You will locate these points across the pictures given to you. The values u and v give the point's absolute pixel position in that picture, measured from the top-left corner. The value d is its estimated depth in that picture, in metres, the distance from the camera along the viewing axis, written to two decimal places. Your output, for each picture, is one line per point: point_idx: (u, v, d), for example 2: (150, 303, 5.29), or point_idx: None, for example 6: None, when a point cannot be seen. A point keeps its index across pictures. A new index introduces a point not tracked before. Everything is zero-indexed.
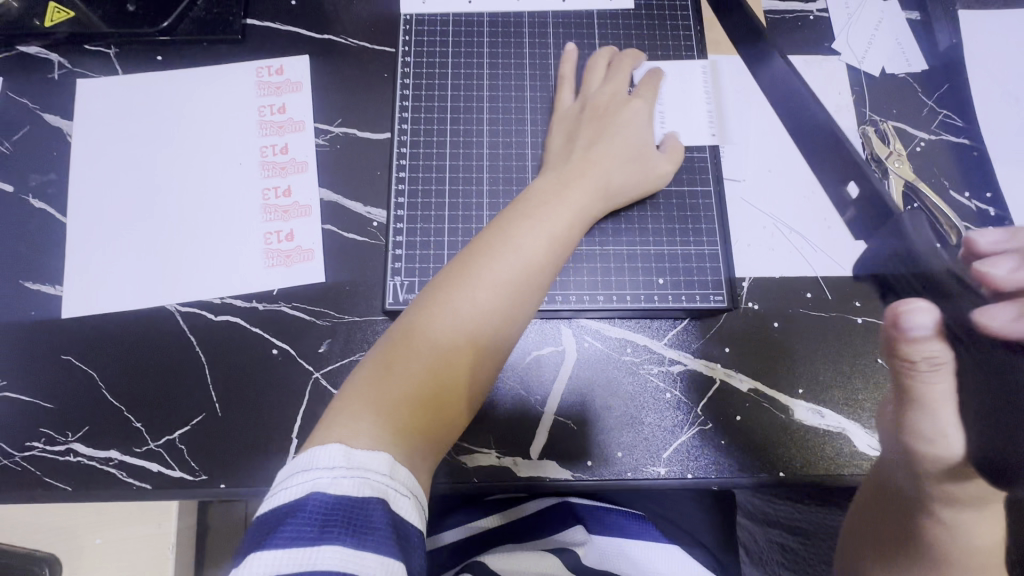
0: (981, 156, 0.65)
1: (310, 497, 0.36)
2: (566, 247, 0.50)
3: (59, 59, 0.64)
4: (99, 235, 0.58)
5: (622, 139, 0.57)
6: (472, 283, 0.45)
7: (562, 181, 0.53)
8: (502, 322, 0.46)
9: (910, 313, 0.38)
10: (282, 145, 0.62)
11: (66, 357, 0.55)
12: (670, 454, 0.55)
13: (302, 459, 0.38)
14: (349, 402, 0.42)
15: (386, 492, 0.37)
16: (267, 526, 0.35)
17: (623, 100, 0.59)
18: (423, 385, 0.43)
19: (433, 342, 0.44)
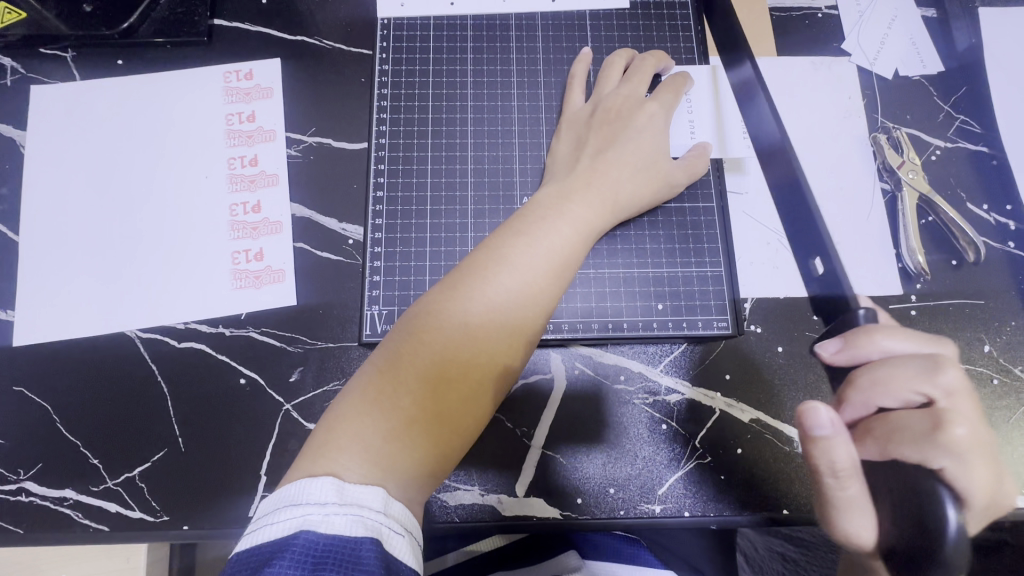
0: (1000, 165, 0.60)
1: (299, 535, 0.33)
2: (572, 262, 0.46)
3: (12, 63, 0.60)
4: (54, 255, 0.54)
5: (636, 147, 0.52)
6: (468, 301, 0.42)
7: (566, 191, 0.49)
8: (498, 348, 0.42)
9: (819, 411, 0.41)
10: (251, 157, 0.58)
11: (18, 389, 0.51)
12: (666, 490, 0.51)
13: (290, 492, 0.35)
14: (333, 432, 0.38)
15: (381, 531, 0.34)
16: (250, 566, 0.32)
17: (638, 103, 0.55)
18: (414, 414, 0.39)
19: (423, 373, 0.40)
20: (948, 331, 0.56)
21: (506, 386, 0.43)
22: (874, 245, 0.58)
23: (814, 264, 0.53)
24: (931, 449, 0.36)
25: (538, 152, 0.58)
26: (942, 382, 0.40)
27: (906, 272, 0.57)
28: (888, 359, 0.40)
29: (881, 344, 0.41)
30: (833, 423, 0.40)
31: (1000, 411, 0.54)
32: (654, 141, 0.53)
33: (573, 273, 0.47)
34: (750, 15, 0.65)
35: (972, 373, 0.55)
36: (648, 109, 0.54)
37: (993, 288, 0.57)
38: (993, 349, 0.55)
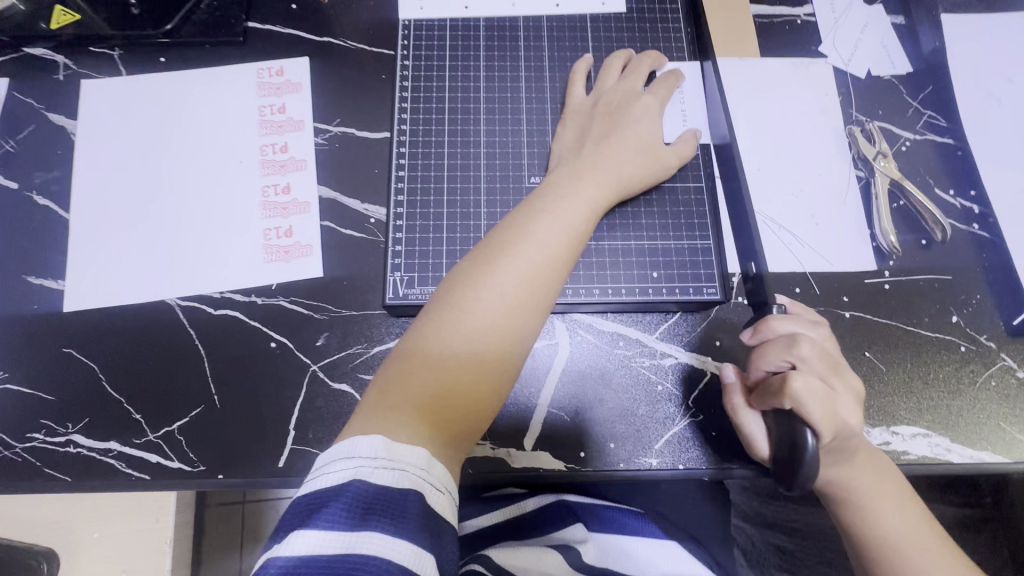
0: (965, 155, 0.66)
1: (351, 485, 0.37)
2: (584, 235, 0.51)
3: (65, 60, 0.66)
4: (102, 231, 0.59)
5: (634, 133, 0.58)
6: (495, 274, 0.47)
7: (579, 175, 0.54)
8: (525, 314, 0.46)
9: (726, 367, 0.56)
10: (282, 144, 0.63)
11: (68, 350, 0.56)
12: (663, 446, 0.56)
13: (343, 446, 0.39)
14: (384, 394, 0.43)
15: (423, 486, 0.38)
16: (307, 508, 0.36)
17: (635, 96, 0.61)
18: (453, 373, 0.44)
19: (457, 337, 0.45)
20: (919, 303, 0.61)
21: (532, 349, 0.47)
22: (851, 225, 0.63)
23: (748, 266, 0.59)
24: (781, 397, 0.48)
25: (544, 139, 0.63)
26: (799, 351, 0.49)
27: (880, 250, 0.62)
28: (778, 339, 0.51)
29: (777, 328, 0.52)
30: (736, 375, 0.55)
31: (967, 375, 0.59)
32: (650, 130, 0.59)
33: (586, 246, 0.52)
34: (735, 21, 0.71)
35: (941, 342, 0.60)
36: (645, 101, 0.60)
37: (960, 265, 0.62)
38: (960, 319, 0.60)
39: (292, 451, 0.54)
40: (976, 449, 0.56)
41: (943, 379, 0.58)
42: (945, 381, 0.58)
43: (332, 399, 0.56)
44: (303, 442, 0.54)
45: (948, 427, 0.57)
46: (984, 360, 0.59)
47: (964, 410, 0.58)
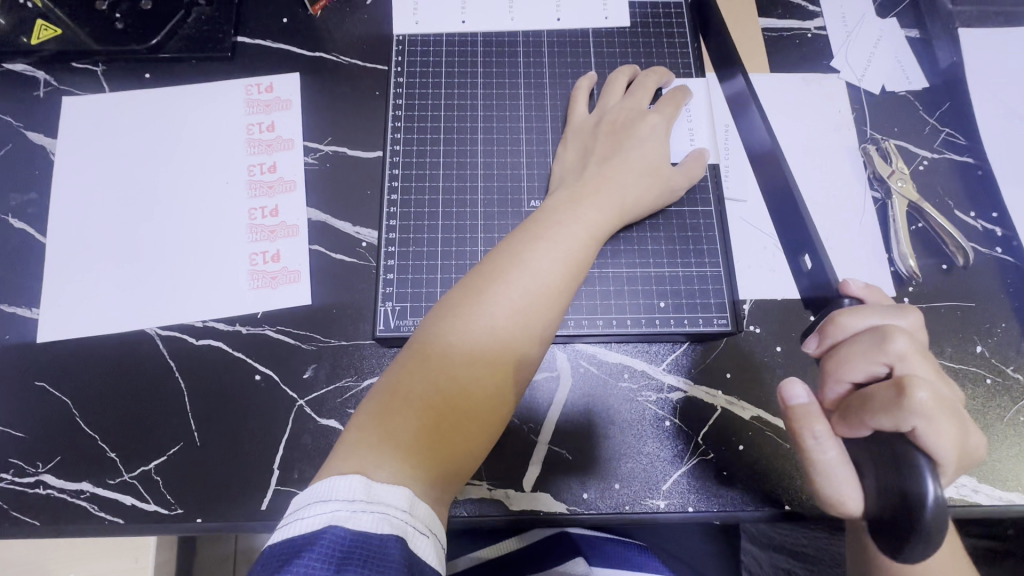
0: (986, 175, 0.63)
1: (327, 530, 0.33)
2: (584, 262, 0.49)
3: (46, 76, 0.63)
4: (80, 256, 0.56)
5: (641, 154, 0.55)
6: (488, 302, 0.44)
7: (579, 196, 0.52)
8: (519, 347, 0.44)
9: (794, 383, 0.46)
10: (270, 165, 0.60)
11: (40, 383, 0.53)
12: (671, 486, 0.52)
13: (319, 487, 0.36)
14: (366, 430, 0.39)
15: (406, 530, 0.35)
16: (278, 558, 0.33)
17: (640, 114, 0.58)
18: (441, 410, 0.41)
19: (448, 371, 0.42)
20: (941, 332, 0.58)
21: (526, 385, 0.44)
22: (868, 249, 0.60)
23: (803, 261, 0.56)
24: (899, 414, 0.38)
25: (544, 158, 0.60)
26: (894, 349, 0.41)
27: (899, 276, 0.59)
28: (855, 339, 0.44)
29: (845, 327, 0.45)
30: (808, 395, 0.46)
31: (994, 410, 0.55)
32: (656, 150, 0.56)
33: (586, 272, 0.49)
34: (743, 35, 0.69)
35: (966, 373, 0.56)
36: (652, 122, 0.57)
37: (984, 291, 0.59)
38: (985, 349, 0.57)
39: (276, 492, 0.51)
40: (1006, 490, 0.53)
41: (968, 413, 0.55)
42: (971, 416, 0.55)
43: (319, 435, 0.52)
44: (287, 483, 0.51)
45: (974, 466, 0.53)
46: (1012, 394, 0.56)
47: (991, 447, 0.54)
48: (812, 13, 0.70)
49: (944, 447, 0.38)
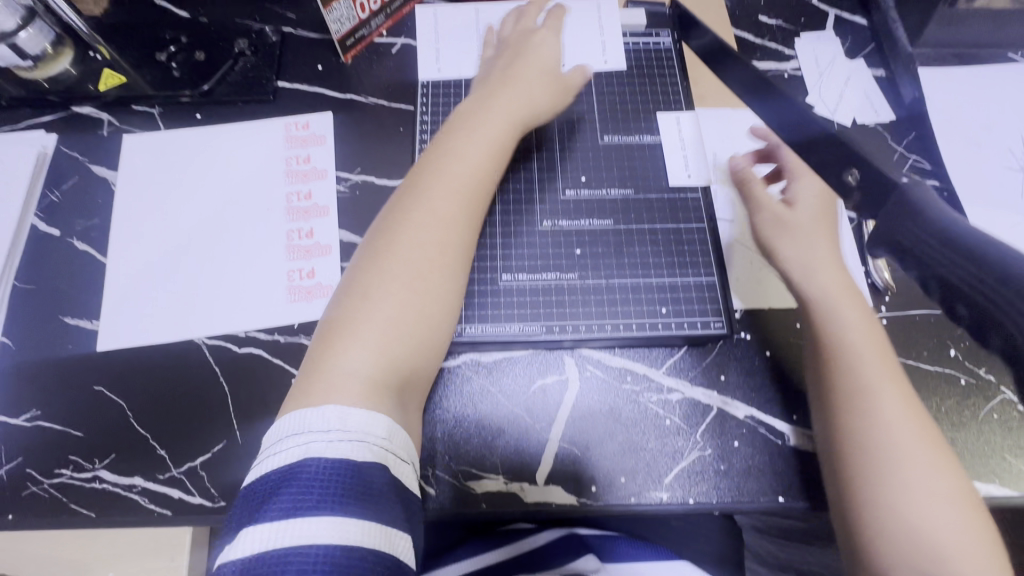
0: (951, 196, 0.70)
1: (307, 459, 0.42)
2: (489, 180, 0.58)
3: (109, 118, 0.71)
4: (135, 273, 0.63)
5: (536, 59, 0.66)
6: (406, 234, 0.53)
7: (453, 142, 0.59)
8: (449, 261, 0.54)
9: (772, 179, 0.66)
10: (306, 192, 0.68)
11: (98, 387, 0.59)
12: (672, 479, 0.57)
13: (293, 424, 0.44)
14: (319, 379, 0.48)
15: (382, 454, 0.44)
16: (267, 488, 0.41)
17: (533, 32, 0.69)
18: (381, 345, 0.49)
19: (393, 285, 0.51)
20: (917, 337, 0.63)
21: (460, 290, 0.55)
22: (846, 262, 0.66)
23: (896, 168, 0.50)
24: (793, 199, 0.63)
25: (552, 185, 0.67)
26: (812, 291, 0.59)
27: (876, 286, 0.65)
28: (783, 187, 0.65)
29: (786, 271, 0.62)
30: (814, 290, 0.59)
31: (969, 408, 0.60)
32: (520, 93, 0.63)
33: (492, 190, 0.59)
34: None
35: (941, 374, 0.61)
36: (472, 98, 0.64)
37: None
38: (958, 352, 0.62)
39: None
40: (982, 481, 0.57)
41: (945, 411, 0.60)
42: (947, 413, 0.60)
43: None
44: None
45: None
46: (985, 394, 0.60)
47: (968, 441, 0.59)
48: (788, 56, 0.79)
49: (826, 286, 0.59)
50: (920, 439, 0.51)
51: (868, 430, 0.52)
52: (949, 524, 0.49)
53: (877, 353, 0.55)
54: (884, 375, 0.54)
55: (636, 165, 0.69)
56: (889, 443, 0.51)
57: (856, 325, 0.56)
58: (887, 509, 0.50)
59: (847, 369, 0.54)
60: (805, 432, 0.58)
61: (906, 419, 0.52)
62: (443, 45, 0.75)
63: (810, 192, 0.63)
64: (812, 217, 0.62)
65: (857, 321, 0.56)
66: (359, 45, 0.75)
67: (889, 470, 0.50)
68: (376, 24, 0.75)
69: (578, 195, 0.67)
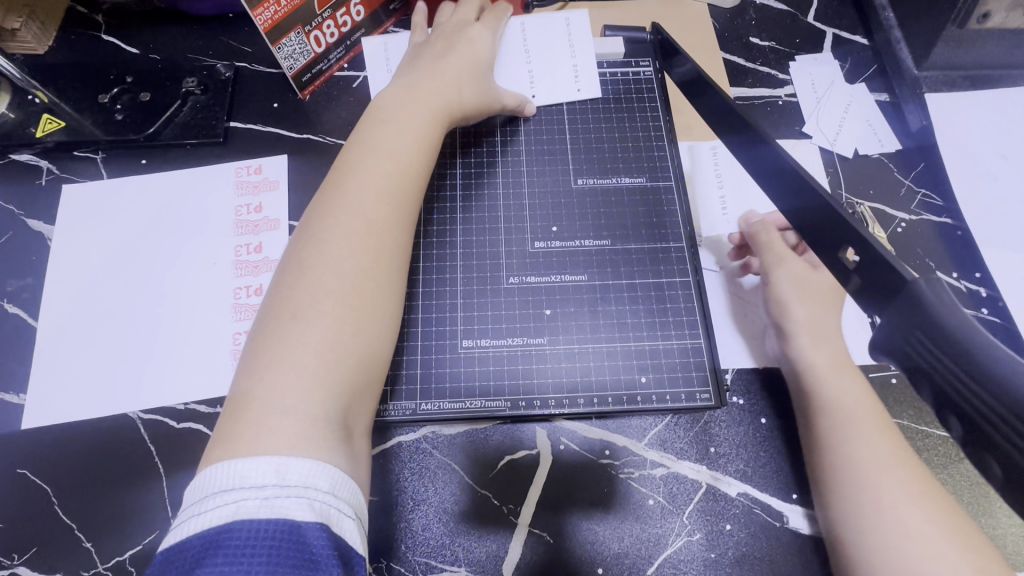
0: (965, 235, 0.63)
1: (234, 523, 0.35)
2: (417, 177, 0.54)
3: (48, 165, 0.67)
4: (69, 339, 0.58)
5: (468, 52, 0.64)
6: (330, 246, 0.47)
7: (365, 143, 0.54)
8: (381, 271, 0.48)
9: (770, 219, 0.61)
10: (256, 244, 0.62)
11: (21, 470, 0.53)
12: (656, 570, 0.50)
13: (220, 476, 0.37)
14: (240, 424, 0.40)
15: (329, 513, 0.37)
16: (189, 556, 0.34)
17: (465, 25, 0.66)
18: (315, 368, 0.42)
19: (317, 308, 0.45)
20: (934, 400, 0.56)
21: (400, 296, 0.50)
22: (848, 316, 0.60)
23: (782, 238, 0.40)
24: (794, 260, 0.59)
25: (522, 234, 0.62)
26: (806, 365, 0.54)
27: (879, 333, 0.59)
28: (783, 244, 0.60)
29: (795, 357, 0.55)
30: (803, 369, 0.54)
31: (993, 483, 0.53)
32: (443, 95, 0.59)
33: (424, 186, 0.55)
34: None
35: None
36: (393, 85, 0.60)
37: None
38: None
39: None
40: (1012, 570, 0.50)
41: (966, 485, 0.53)
42: (969, 489, 0.53)
43: None
44: None
45: None
46: None
47: (992, 521, 0.52)
48: (781, 81, 0.73)
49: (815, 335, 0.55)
50: (913, 493, 0.47)
51: (843, 476, 0.49)
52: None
53: (870, 412, 0.51)
54: (874, 427, 0.50)
55: (614, 208, 0.63)
56: (882, 500, 0.47)
57: (856, 400, 0.52)
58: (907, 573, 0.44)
59: (838, 420, 0.51)
60: (809, 514, 0.52)
61: (893, 467, 0.48)
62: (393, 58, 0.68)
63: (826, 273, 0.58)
64: (822, 289, 0.58)
65: (854, 392, 0.52)
66: (316, 80, 0.70)
67: (871, 505, 0.47)
68: (335, 57, 0.70)
69: (548, 246, 0.61)
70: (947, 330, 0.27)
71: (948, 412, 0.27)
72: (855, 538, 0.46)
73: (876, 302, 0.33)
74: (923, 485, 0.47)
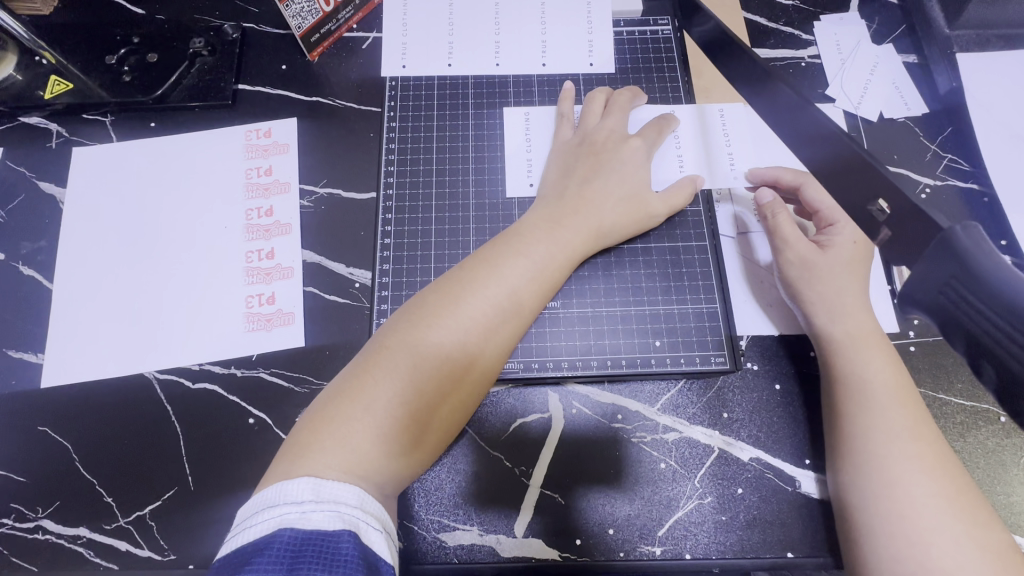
0: (992, 202, 0.62)
1: (277, 533, 0.35)
2: (549, 287, 0.51)
3: (57, 128, 0.66)
4: (84, 301, 0.58)
5: (619, 178, 0.57)
6: (459, 315, 0.46)
7: (522, 236, 0.52)
8: (483, 363, 0.47)
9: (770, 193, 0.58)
10: (267, 208, 0.62)
11: (42, 428, 0.54)
12: (667, 532, 0.51)
13: (266, 496, 0.37)
14: (315, 436, 0.41)
15: (358, 525, 0.36)
16: (228, 569, 0.34)
17: (622, 138, 0.59)
18: (390, 418, 0.42)
19: (427, 368, 0.44)
20: (953, 367, 0.55)
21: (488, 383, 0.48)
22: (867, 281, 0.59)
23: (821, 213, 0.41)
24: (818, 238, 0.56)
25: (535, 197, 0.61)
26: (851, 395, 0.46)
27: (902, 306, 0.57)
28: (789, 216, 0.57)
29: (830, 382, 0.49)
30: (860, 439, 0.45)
31: (1010, 449, 0.53)
32: (638, 175, 0.57)
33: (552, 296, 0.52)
34: None
35: (979, 411, 0.54)
36: (558, 165, 0.59)
37: None
38: None
39: None
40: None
41: (982, 452, 0.53)
42: (985, 456, 0.52)
43: None
44: None
45: None
46: None
47: (1007, 488, 0.51)
48: (805, 42, 0.70)
49: (830, 309, 0.53)
50: (925, 467, 0.46)
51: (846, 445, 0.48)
52: (974, 565, 0.41)
53: (893, 388, 0.49)
54: (893, 400, 0.48)
55: None
56: (889, 473, 0.46)
57: (876, 374, 0.50)
58: (906, 544, 0.43)
59: (855, 394, 0.49)
60: (821, 479, 0.52)
61: (907, 440, 0.47)
62: (534, 137, 0.64)
63: (848, 238, 0.55)
64: (843, 263, 0.54)
65: (880, 366, 0.50)
66: (325, 41, 0.68)
67: (876, 475, 0.46)
68: (344, 17, 0.68)
69: None
70: (986, 280, 0.26)
71: (981, 362, 0.26)
72: (859, 508, 0.46)
73: (908, 257, 0.32)
74: (938, 459, 0.46)
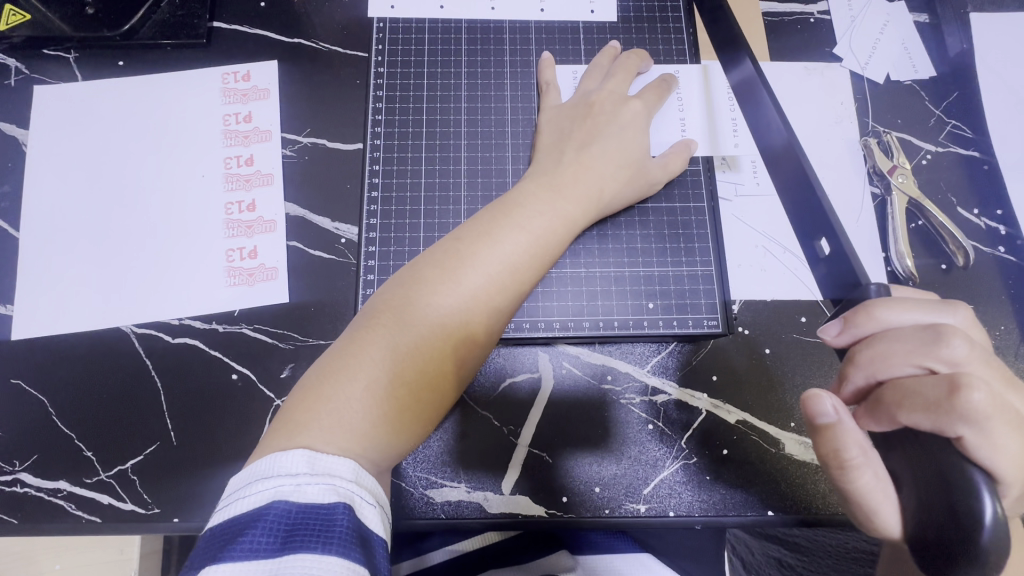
0: (991, 170, 0.61)
1: (271, 506, 0.34)
2: (549, 256, 0.49)
3: (16, 64, 0.61)
4: (54, 250, 0.55)
5: (619, 142, 0.54)
6: (454, 286, 0.44)
7: (521, 203, 0.50)
8: (481, 333, 0.45)
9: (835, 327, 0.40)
10: (247, 157, 0.59)
11: (15, 380, 0.53)
12: (652, 490, 0.51)
13: (259, 467, 0.36)
14: (303, 411, 0.39)
15: (353, 499, 0.36)
16: (221, 538, 0.33)
17: (622, 100, 0.56)
18: (394, 391, 0.41)
19: (421, 339, 0.43)
20: None
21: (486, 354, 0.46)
22: (863, 247, 0.58)
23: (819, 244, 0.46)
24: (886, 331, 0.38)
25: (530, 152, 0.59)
26: (948, 352, 0.35)
27: (894, 275, 0.57)
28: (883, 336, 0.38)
29: (881, 320, 0.38)
30: (837, 411, 0.37)
31: None
32: (641, 136, 0.55)
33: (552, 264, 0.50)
34: (743, 16, 0.65)
35: None
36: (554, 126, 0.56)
37: (984, 292, 0.57)
38: None
39: None
40: None
41: None
42: None
43: None
44: None
45: None
46: None
47: None
48: None
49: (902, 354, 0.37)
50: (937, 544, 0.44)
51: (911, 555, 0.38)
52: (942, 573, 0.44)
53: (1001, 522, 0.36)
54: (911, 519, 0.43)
55: None
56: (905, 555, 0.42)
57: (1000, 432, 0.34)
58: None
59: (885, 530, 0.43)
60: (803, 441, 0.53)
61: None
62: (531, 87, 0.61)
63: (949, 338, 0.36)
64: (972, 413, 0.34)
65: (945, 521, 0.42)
66: None
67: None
68: None
69: None
70: None
71: None
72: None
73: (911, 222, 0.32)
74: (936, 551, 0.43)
